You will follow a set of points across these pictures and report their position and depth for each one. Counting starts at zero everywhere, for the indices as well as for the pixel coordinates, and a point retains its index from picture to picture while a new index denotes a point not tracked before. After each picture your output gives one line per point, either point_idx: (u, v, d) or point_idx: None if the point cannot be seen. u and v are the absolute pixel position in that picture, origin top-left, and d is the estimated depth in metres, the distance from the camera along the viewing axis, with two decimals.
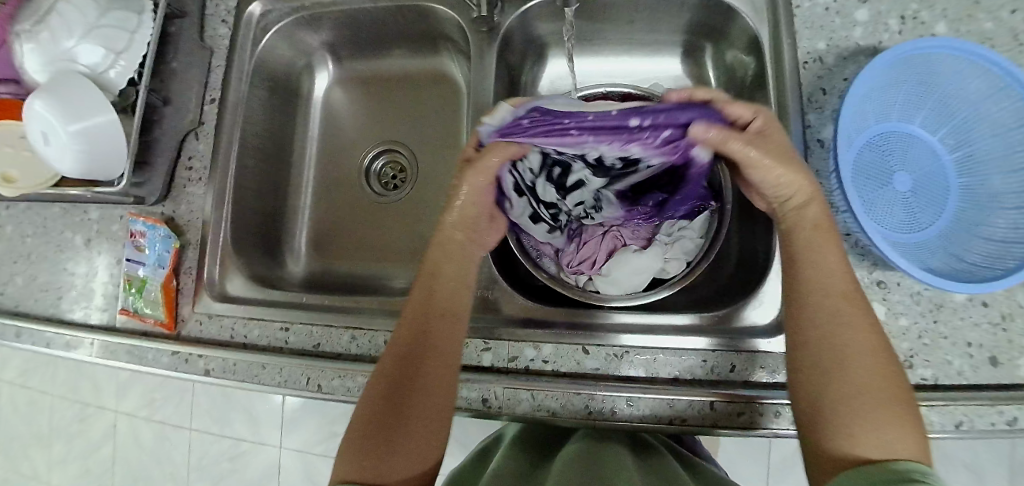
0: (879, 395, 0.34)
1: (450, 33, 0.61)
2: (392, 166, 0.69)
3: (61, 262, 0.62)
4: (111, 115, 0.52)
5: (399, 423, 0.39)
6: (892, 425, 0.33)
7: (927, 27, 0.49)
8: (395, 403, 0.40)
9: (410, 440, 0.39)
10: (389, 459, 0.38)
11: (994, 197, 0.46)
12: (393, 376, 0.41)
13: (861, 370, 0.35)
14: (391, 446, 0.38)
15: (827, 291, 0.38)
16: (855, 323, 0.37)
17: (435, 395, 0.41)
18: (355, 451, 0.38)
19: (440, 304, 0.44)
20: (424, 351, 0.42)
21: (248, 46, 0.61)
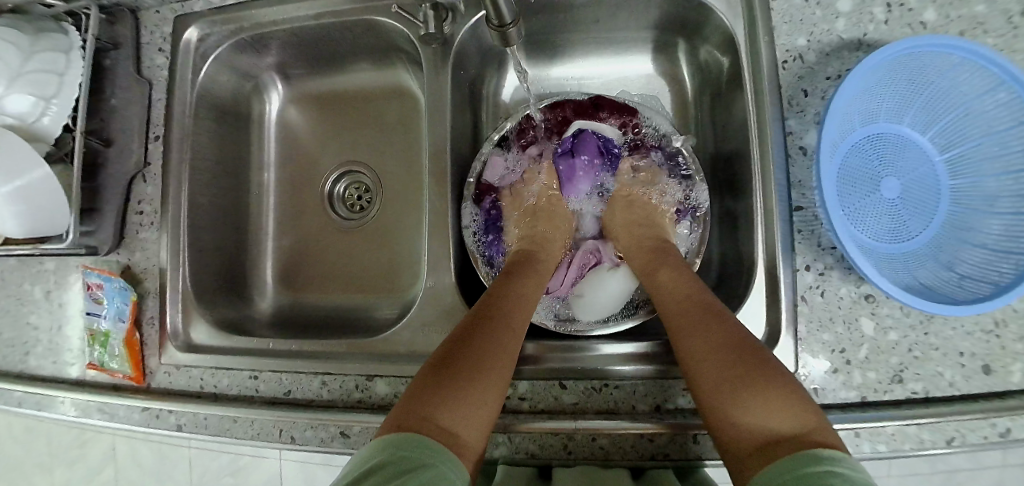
0: (728, 374, 0.36)
1: (403, 47, 0.57)
2: (357, 188, 0.65)
3: (22, 315, 0.60)
4: (46, 168, 0.48)
5: (458, 376, 0.37)
6: (768, 402, 0.33)
7: (916, 14, 0.45)
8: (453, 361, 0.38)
9: (473, 392, 0.36)
10: (456, 403, 0.35)
11: (988, 201, 0.43)
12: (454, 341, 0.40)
13: (709, 360, 0.37)
14: (450, 395, 0.35)
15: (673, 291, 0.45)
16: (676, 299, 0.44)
17: (501, 362, 0.39)
18: (421, 398, 0.35)
19: (520, 295, 0.46)
20: (502, 321, 0.42)
21: (188, 76, 0.57)
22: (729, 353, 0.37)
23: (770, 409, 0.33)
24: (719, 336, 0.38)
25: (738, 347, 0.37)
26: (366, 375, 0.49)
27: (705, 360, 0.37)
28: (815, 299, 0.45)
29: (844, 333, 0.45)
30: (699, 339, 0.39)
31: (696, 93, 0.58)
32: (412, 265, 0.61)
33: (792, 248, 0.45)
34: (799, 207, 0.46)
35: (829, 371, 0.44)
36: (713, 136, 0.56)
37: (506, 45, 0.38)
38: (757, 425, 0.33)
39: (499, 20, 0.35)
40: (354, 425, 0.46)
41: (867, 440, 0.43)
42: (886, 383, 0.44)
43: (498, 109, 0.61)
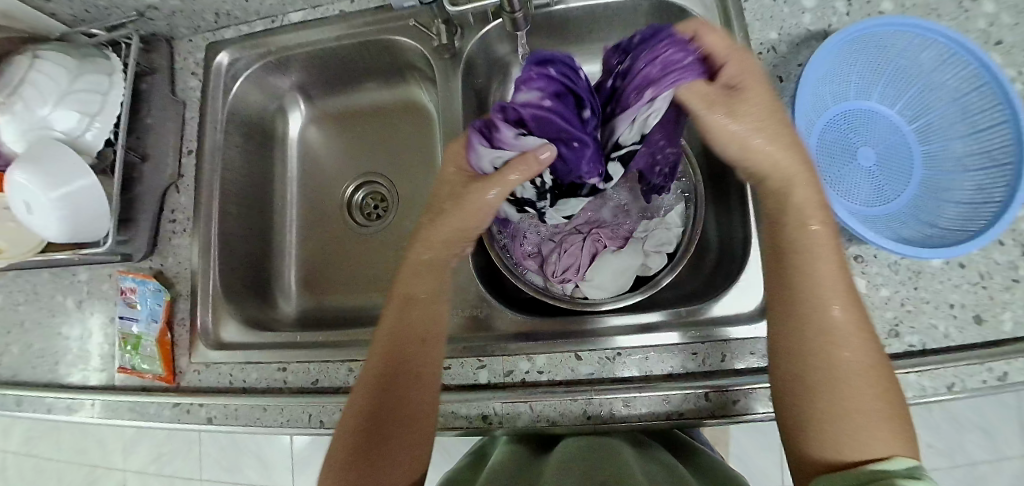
0: (857, 394, 0.34)
1: (415, 62, 0.63)
2: (374, 198, 0.70)
3: (55, 326, 0.62)
4: (91, 177, 0.52)
5: (379, 456, 0.41)
6: (880, 435, 0.33)
7: (872, 6, 0.51)
8: (370, 445, 0.41)
9: (389, 462, 0.41)
10: (374, 475, 0.40)
11: (958, 162, 0.48)
12: (365, 422, 0.42)
13: (848, 371, 0.35)
14: (372, 476, 0.40)
15: (823, 284, 0.36)
16: (827, 295, 0.36)
17: (409, 429, 0.42)
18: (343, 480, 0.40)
19: (398, 329, 0.44)
20: (407, 389, 0.42)
21: (220, 96, 0.62)
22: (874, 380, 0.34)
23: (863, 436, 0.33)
24: (862, 356, 0.35)
25: (878, 370, 0.35)
26: None
27: (825, 380, 0.35)
28: None
29: None
30: (828, 341, 0.36)
31: None
32: None
33: None
34: None
35: None
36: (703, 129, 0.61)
37: (516, 28, 0.46)
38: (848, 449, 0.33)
39: (510, 8, 0.43)
40: None
41: None
42: (885, 337, 0.47)
43: None
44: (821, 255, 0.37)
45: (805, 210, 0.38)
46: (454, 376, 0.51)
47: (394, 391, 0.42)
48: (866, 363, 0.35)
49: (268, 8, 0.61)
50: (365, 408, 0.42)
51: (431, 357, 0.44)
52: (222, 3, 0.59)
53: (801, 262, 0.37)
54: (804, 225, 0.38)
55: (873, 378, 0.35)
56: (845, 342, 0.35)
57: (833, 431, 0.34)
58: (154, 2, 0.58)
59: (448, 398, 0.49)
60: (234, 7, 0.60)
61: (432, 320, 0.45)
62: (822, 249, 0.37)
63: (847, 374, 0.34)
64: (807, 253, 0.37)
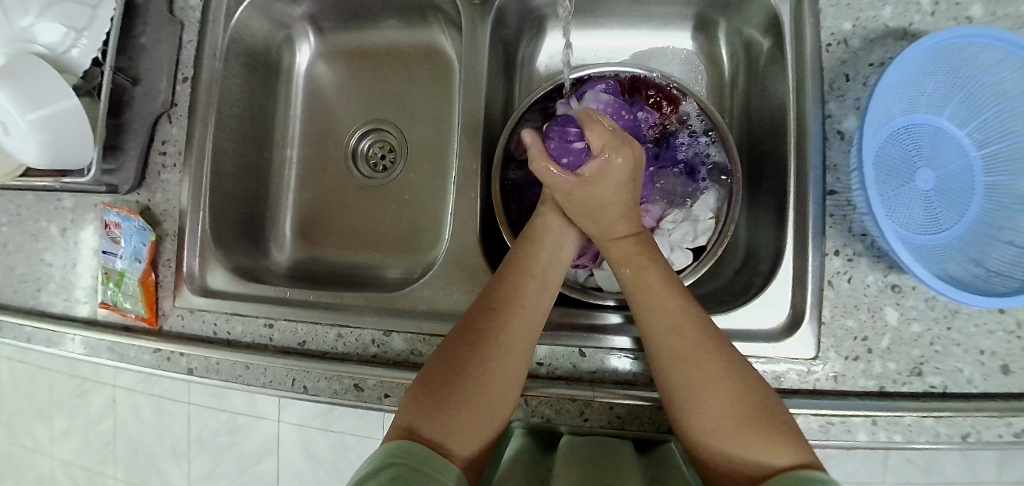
0: (726, 418, 0.35)
1: (440, 5, 0.57)
2: (381, 147, 0.65)
3: (37, 251, 0.59)
4: (74, 99, 0.47)
5: (460, 389, 0.37)
6: (768, 443, 0.33)
7: (965, 6, 0.45)
8: (458, 369, 0.38)
9: (471, 399, 0.37)
10: (457, 411, 0.36)
11: (1021, 201, 0.42)
12: (460, 351, 0.39)
13: (721, 397, 0.36)
14: (449, 410, 0.36)
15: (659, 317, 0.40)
16: (663, 323, 0.39)
17: (501, 373, 0.38)
18: (423, 408, 0.36)
19: (545, 285, 0.44)
20: (507, 323, 0.40)
21: (221, 20, 0.56)
22: (729, 394, 0.36)
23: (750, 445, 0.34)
24: (723, 362, 0.37)
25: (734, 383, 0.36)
26: (383, 330, 0.48)
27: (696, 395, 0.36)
28: (842, 285, 0.45)
29: (868, 322, 0.45)
30: (672, 355, 0.38)
31: (732, 75, 0.58)
32: (434, 228, 0.61)
33: (823, 231, 0.45)
34: (832, 192, 0.46)
35: (849, 358, 0.44)
36: (747, 121, 0.56)
37: None
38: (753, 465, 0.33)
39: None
40: (369, 378, 0.46)
41: (883, 429, 0.43)
42: (906, 375, 0.44)
43: (530, 77, 0.61)
44: (649, 291, 0.41)
45: (632, 250, 0.44)
46: None
47: (486, 330, 0.40)
48: (721, 372, 0.37)
49: None
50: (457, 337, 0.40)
51: (540, 312, 0.42)
52: None
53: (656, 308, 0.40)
54: (637, 267, 0.43)
55: (733, 389, 0.36)
56: (693, 354, 0.38)
57: (729, 451, 0.34)
58: None
59: None
60: None
61: (551, 284, 0.44)
62: (653, 285, 0.42)
63: (700, 395, 0.36)
64: (639, 288, 0.42)
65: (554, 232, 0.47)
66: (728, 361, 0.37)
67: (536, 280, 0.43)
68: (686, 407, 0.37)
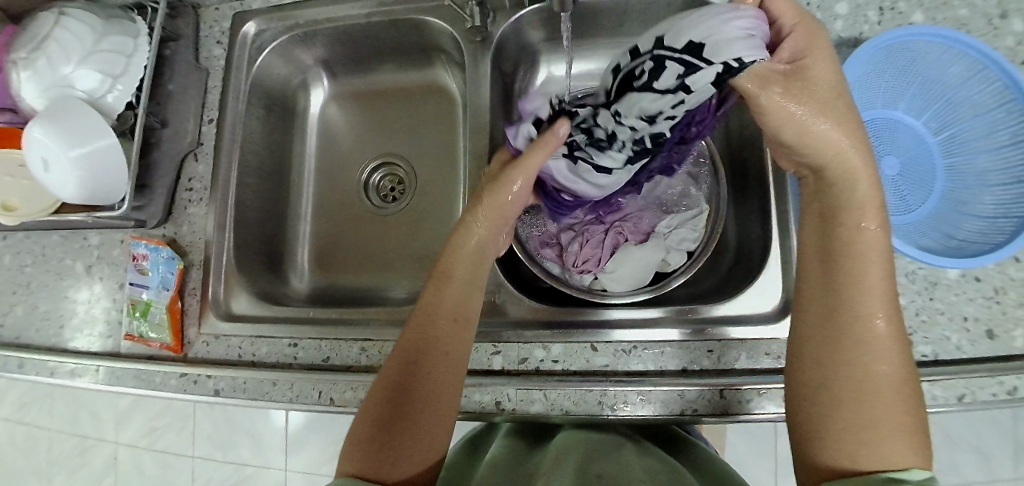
0: (887, 406, 0.32)
1: (443, 45, 0.63)
2: (391, 180, 0.70)
3: (63, 289, 0.61)
4: (111, 138, 0.51)
5: (396, 429, 0.38)
6: (904, 443, 0.32)
7: (905, 17, 0.51)
8: (393, 410, 0.39)
9: (410, 438, 0.38)
10: (395, 450, 0.38)
11: (979, 176, 0.48)
12: (391, 378, 0.41)
13: (883, 403, 0.32)
14: (387, 452, 0.38)
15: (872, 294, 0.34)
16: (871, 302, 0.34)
17: (431, 405, 0.40)
18: (363, 453, 0.38)
19: (466, 308, 0.44)
20: (433, 359, 0.41)
21: (244, 66, 0.61)
22: (906, 394, 0.33)
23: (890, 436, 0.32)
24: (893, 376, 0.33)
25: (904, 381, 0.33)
26: None
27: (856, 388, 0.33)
28: None
29: None
30: (867, 332, 0.34)
31: None
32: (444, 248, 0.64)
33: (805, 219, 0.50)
34: None
35: None
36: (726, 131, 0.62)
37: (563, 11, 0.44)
38: (870, 461, 0.32)
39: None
40: None
41: None
42: None
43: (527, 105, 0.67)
44: (872, 260, 0.35)
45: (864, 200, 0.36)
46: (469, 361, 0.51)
47: (415, 368, 0.41)
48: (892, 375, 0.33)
49: None
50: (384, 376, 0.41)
51: (462, 338, 0.43)
52: None
53: (866, 277, 0.35)
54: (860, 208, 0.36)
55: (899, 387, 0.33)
56: (886, 351, 0.33)
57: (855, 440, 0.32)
58: None
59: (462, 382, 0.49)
60: None
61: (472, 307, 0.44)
62: (875, 265, 0.35)
63: (873, 384, 0.33)
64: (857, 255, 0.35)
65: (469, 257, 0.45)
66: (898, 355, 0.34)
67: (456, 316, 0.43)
68: (860, 385, 0.33)
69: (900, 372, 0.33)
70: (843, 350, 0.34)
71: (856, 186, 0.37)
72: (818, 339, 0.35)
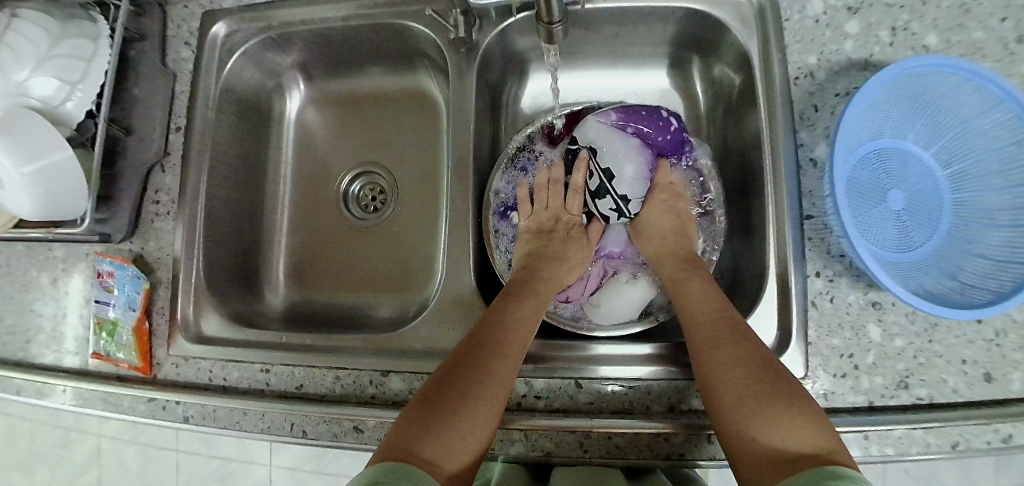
0: (747, 393, 0.38)
1: (427, 51, 0.59)
2: (371, 189, 0.67)
3: (28, 302, 0.58)
4: (68, 152, 0.47)
5: (444, 405, 0.39)
6: (777, 420, 0.36)
7: (920, 38, 0.48)
8: (448, 388, 0.40)
9: (458, 419, 0.38)
10: (441, 427, 0.37)
11: (986, 214, 0.45)
12: (454, 359, 0.42)
13: (736, 380, 0.39)
14: (433, 426, 0.37)
15: (698, 310, 0.45)
16: (697, 317, 0.44)
17: (485, 402, 0.39)
18: (410, 425, 0.38)
19: (532, 327, 0.46)
20: (496, 348, 0.42)
21: (213, 70, 0.58)
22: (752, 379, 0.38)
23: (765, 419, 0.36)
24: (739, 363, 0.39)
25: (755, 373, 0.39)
26: (381, 370, 0.49)
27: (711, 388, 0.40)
28: (824, 304, 0.47)
29: (852, 339, 0.46)
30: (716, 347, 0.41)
31: (708, 107, 0.61)
32: (426, 265, 0.62)
33: (803, 254, 0.47)
34: (809, 217, 0.48)
35: (837, 376, 0.46)
36: (724, 149, 0.59)
37: (550, 42, 0.39)
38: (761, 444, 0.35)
39: (548, 17, 0.36)
40: (369, 419, 0.47)
41: (874, 442, 0.44)
42: (893, 389, 0.45)
43: (516, 116, 0.63)
44: (688, 295, 0.47)
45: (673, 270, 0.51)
46: None
47: (475, 352, 0.42)
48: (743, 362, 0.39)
49: None
50: (443, 369, 0.42)
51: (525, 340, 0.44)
52: None
53: (684, 302, 0.47)
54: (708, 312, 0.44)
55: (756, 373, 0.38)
56: (724, 345, 0.41)
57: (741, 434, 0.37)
58: None
59: None
60: None
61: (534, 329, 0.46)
62: (692, 294, 0.47)
63: (719, 386, 0.39)
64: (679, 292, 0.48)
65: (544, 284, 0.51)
66: (751, 352, 0.40)
67: (523, 320, 0.46)
68: (713, 392, 0.39)
69: (752, 361, 0.39)
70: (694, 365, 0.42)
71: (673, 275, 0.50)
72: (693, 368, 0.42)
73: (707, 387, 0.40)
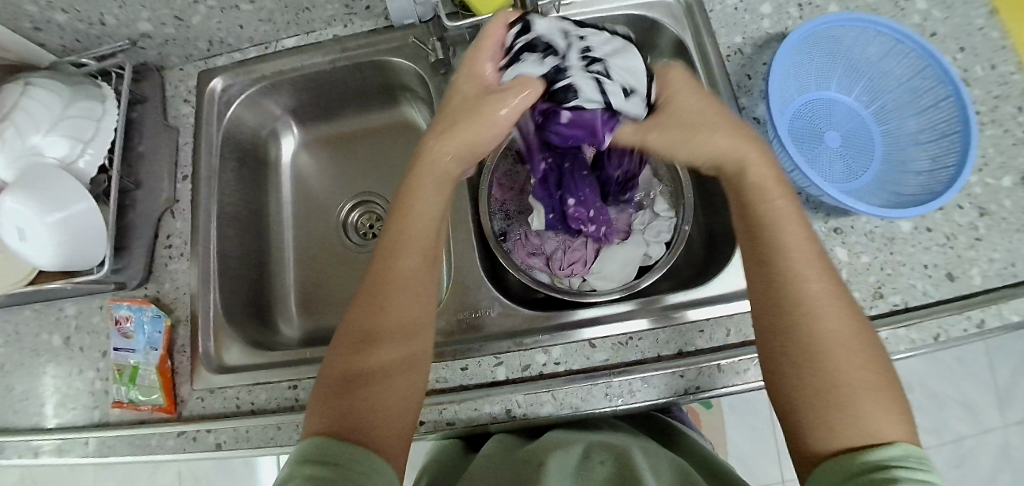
0: (856, 379, 0.35)
1: (408, 84, 0.66)
2: (369, 218, 0.71)
3: (41, 365, 0.58)
4: (90, 202, 0.50)
5: (358, 386, 0.39)
6: (885, 411, 0.34)
7: (821, 9, 0.58)
8: (353, 362, 0.40)
9: (375, 392, 0.39)
10: (366, 406, 0.38)
11: (911, 138, 0.53)
12: (354, 331, 0.41)
13: (844, 358, 0.35)
14: (359, 410, 0.38)
15: (801, 257, 0.38)
16: (796, 265, 0.38)
17: (399, 371, 0.40)
18: (330, 413, 0.38)
19: (419, 274, 0.43)
20: (386, 312, 0.41)
21: (215, 120, 0.63)
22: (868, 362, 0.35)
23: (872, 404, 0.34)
24: (845, 333, 0.36)
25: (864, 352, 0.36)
26: None
27: (805, 346, 0.36)
28: None
29: None
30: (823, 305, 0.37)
31: None
32: None
33: None
34: None
35: None
36: None
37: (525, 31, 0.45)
38: (852, 425, 0.33)
39: None
40: None
41: None
42: (871, 299, 0.51)
43: None
44: (787, 226, 0.39)
45: (766, 176, 0.40)
46: (472, 376, 0.51)
47: (370, 325, 0.41)
48: (845, 323, 0.36)
49: (261, 34, 0.63)
50: (337, 355, 0.41)
51: (417, 288, 0.43)
52: (216, 31, 0.61)
53: (787, 241, 0.39)
54: (762, 185, 0.40)
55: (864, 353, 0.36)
56: (827, 306, 0.37)
57: (837, 414, 0.34)
58: (147, 30, 0.59)
59: (468, 398, 0.49)
60: (227, 35, 0.62)
61: (418, 276, 0.43)
62: (788, 222, 0.40)
63: (833, 350, 0.35)
64: (776, 228, 0.39)
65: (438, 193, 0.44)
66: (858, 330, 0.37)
67: (416, 261, 0.43)
68: (826, 357, 0.35)
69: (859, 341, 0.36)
70: (784, 316, 0.37)
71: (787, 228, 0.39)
72: (766, 318, 0.39)
73: (797, 342, 0.36)
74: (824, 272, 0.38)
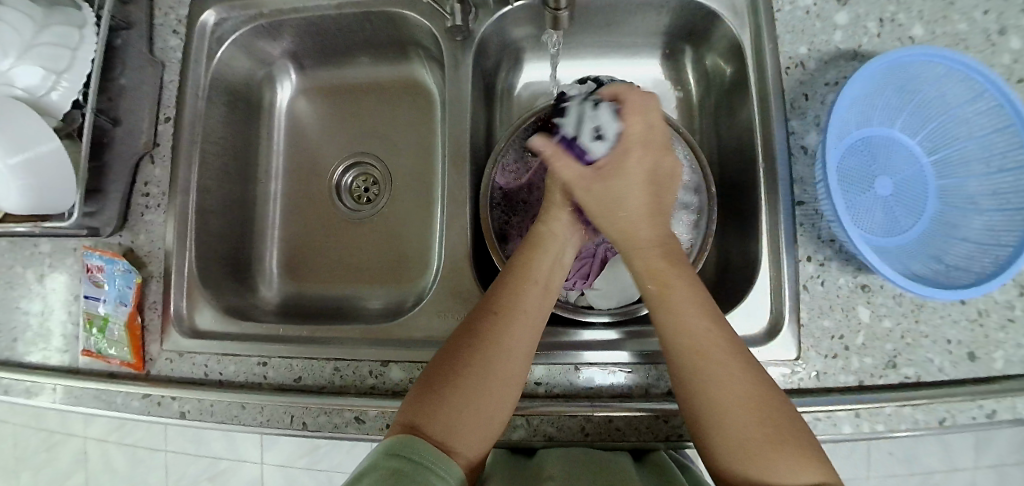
0: (757, 436, 0.33)
1: (422, 41, 0.59)
2: (365, 179, 0.66)
3: (13, 299, 0.57)
4: (55, 142, 0.47)
5: (455, 389, 0.37)
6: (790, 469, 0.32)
7: (905, 29, 0.49)
8: (460, 363, 0.39)
9: (470, 396, 0.37)
10: (456, 408, 0.36)
11: (970, 199, 0.47)
12: (468, 334, 0.40)
13: (742, 415, 0.34)
14: (450, 409, 0.36)
15: (684, 323, 0.38)
16: (684, 340, 0.37)
17: (498, 380, 0.38)
18: (421, 407, 0.37)
19: (542, 296, 0.42)
20: (503, 325, 0.40)
21: (203, 60, 0.57)
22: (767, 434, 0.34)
23: (777, 467, 0.32)
24: (746, 401, 0.34)
25: (785, 424, 0.34)
26: (381, 360, 0.48)
27: (697, 400, 0.36)
28: (817, 288, 0.48)
29: (843, 321, 0.47)
30: (721, 379, 0.36)
31: (700, 97, 0.62)
32: (422, 255, 0.62)
33: (795, 239, 0.49)
34: (801, 202, 0.49)
35: (829, 356, 0.47)
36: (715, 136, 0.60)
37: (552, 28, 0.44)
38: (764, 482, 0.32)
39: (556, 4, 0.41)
40: (370, 409, 0.46)
41: (866, 420, 0.46)
42: (883, 368, 0.47)
43: (509, 107, 0.63)
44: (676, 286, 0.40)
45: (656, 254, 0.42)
46: None
47: (489, 333, 0.40)
48: (749, 388, 0.35)
49: None
50: (449, 351, 0.40)
51: (537, 315, 0.41)
52: None
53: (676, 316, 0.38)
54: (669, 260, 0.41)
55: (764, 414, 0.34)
56: (729, 369, 0.36)
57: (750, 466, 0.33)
58: None
59: None
60: None
61: (548, 306, 0.43)
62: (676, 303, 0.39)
63: (730, 414, 0.35)
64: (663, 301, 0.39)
65: (558, 241, 0.46)
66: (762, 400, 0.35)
67: (537, 289, 0.42)
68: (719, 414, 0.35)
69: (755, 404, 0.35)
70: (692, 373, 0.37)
71: (680, 288, 0.39)
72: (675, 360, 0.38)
73: (692, 389, 0.36)
74: (723, 335, 0.37)
